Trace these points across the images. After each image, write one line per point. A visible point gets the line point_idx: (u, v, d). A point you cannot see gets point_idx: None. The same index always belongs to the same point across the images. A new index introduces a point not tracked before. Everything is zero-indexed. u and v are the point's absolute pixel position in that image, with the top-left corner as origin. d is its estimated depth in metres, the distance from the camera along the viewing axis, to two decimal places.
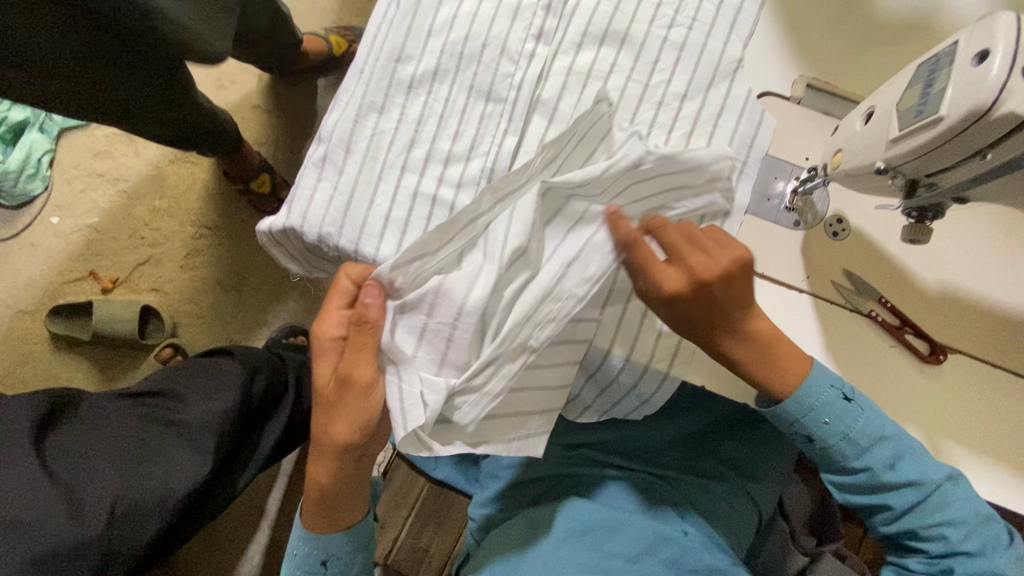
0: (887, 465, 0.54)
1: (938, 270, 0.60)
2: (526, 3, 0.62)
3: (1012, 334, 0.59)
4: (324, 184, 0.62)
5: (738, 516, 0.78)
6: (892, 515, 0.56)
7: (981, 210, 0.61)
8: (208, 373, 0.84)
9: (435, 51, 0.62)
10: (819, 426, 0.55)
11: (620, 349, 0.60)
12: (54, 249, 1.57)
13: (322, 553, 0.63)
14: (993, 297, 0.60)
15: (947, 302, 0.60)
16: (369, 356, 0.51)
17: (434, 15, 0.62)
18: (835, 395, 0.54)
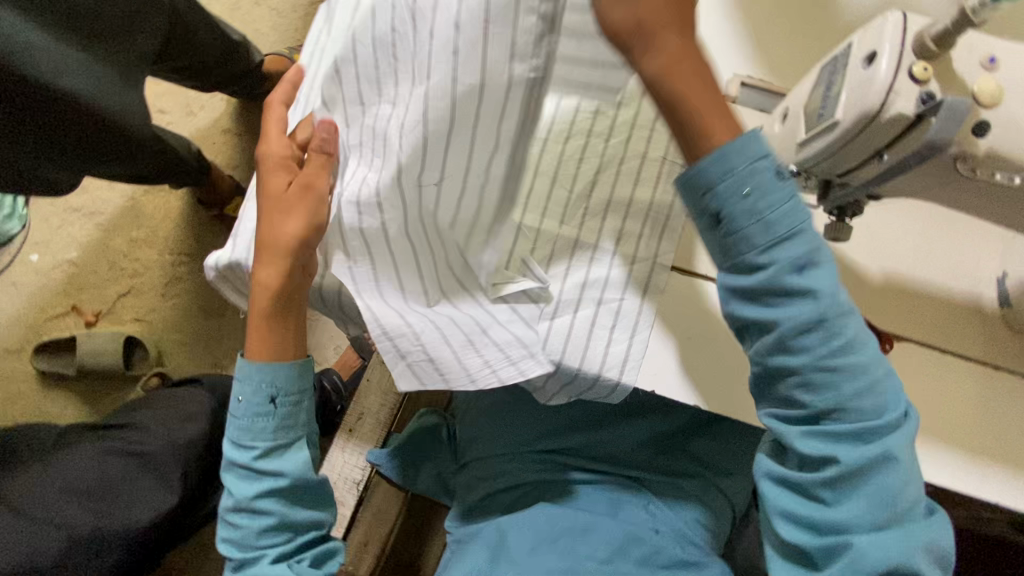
0: (795, 267, 0.42)
1: (881, 258, 0.61)
2: None
3: (955, 318, 0.60)
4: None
5: (712, 513, 0.78)
6: (777, 338, 0.43)
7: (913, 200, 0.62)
8: (173, 403, 0.87)
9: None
10: (735, 198, 0.41)
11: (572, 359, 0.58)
12: (36, 287, 1.58)
13: (270, 387, 0.58)
14: (934, 282, 0.60)
15: (892, 290, 0.60)
16: (329, 164, 0.54)
17: None
18: (770, 181, 0.41)
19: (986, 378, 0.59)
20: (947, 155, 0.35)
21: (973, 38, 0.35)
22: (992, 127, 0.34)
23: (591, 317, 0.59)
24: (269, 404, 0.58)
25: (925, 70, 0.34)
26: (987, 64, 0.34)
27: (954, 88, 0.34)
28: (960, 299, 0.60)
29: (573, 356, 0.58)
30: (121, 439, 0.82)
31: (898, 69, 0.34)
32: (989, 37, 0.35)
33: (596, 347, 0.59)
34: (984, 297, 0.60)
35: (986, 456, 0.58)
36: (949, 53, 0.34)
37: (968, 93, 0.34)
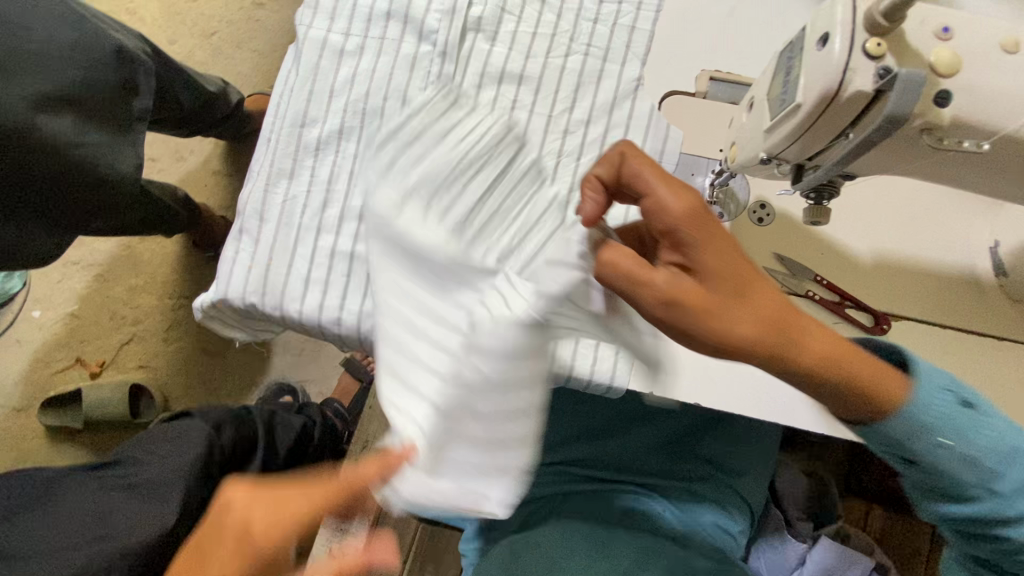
0: (991, 488, 0.43)
1: (868, 238, 0.60)
2: (423, 53, 0.65)
3: (950, 293, 0.59)
4: (242, 253, 0.62)
5: (729, 515, 0.77)
6: (1008, 547, 0.43)
7: (894, 178, 0.61)
8: (174, 431, 0.84)
9: (338, 111, 0.64)
10: (933, 450, 0.43)
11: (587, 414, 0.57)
12: (40, 342, 1.59)
13: None
14: (925, 257, 0.60)
15: (884, 269, 0.60)
16: (388, 545, 0.55)
17: (334, 77, 0.65)
18: (954, 403, 0.43)
19: (989, 351, 0.58)
20: (911, 128, 0.34)
21: (924, 10, 0.34)
22: (953, 96, 0.34)
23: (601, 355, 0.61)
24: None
25: (879, 45, 0.33)
26: (941, 34, 0.34)
27: (910, 60, 0.34)
28: (954, 274, 0.59)
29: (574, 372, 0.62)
30: (124, 471, 0.80)
31: (852, 47, 0.34)
32: (941, 8, 0.35)
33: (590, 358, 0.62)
34: (979, 269, 0.59)
35: None
36: (900, 28, 0.34)
37: (923, 64, 0.33)
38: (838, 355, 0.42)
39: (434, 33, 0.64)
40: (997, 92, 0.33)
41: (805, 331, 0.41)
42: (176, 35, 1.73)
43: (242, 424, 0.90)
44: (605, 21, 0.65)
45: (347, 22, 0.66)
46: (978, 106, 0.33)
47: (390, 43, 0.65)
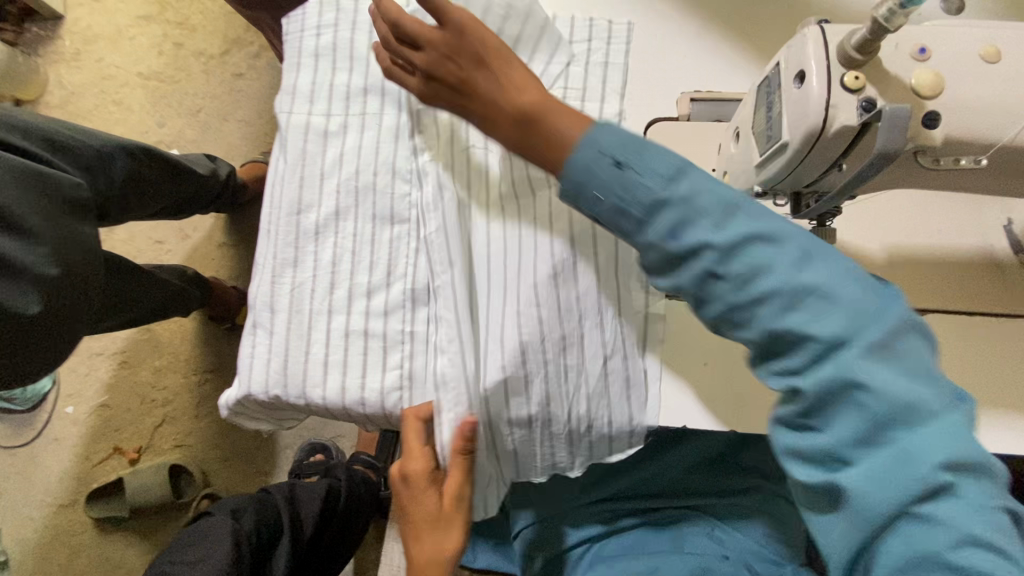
0: None
1: (877, 235, 0.59)
2: (405, 122, 0.66)
3: (971, 280, 0.58)
4: (258, 346, 0.63)
5: (783, 526, 0.75)
6: None
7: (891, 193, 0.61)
8: (202, 538, 0.83)
9: (332, 192, 0.65)
10: None
11: (616, 352, 0.57)
12: (78, 436, 1.62)
13: None
14: (939, 247, 0.59)
15: (899, 266, 0.59)
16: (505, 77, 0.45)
17: (322, 159, 0.66)
18: None
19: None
20: (906, 152, 0.34)
21: (897, 33, 0.34)
22: (943, 116, 0.33)
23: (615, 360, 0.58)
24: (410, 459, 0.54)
25: (857, 78, 0.33)
26: (918, 54, 0.33)
27: (891, 89, 0.33)
28: (973, 257, 0.58)
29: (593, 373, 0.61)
30: None
31: (831, 84, 0.34)
32: (915, 29, 0.34)
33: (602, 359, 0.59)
34: (996, 249, 0.58)
35: None
36: (876, 55, 0.33)
37: (905, 91, 0.33)
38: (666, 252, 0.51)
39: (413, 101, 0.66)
40: (984, 106, 0.33)
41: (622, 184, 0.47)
42: (165, 118, 1.77)
43: (263, 513, 0.92)
44: (578, 62, 0.66)
45: (327, 104, 0.68)
46: (970, 123, 0.33)
47: (373, 118, 0.67)
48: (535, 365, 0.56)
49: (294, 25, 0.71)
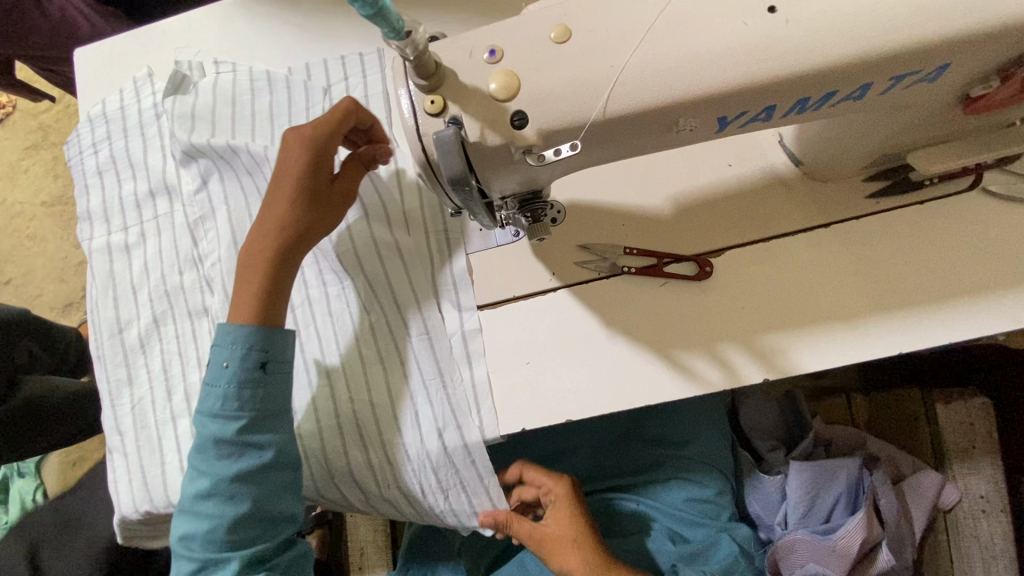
0: None
1: (660, 187, 0.58)
2: (195, 212, 0.66)
3: (761, 204, 0.57)
4: (119, 469, 0.65)
5: (697, 483, 0.75)
6: None
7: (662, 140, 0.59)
8: None
9: (147, 303, 0.66)
10: None
11: (447, 423, 0.59)
12: None
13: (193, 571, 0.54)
14: (722, 181, 0.58)
15: (687, 213, 0.58)
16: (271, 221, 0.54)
17: (130, 273, 0.67)
18: None
19: (820, 240, 0.56)
20: (512, 156, 0.33)
21: (468, 40, 0.33)
22: (528, 113, 0.32)
23: (432, 415, 0.60)
24: (257, 370, 0.55)
25: (434, 101, 0.32)
26: (488, 57, 0.32)
27: (471, 99, 0.32)
28: (756, 181, 0.57)
29: (427, 436, 0.60)
30: None
31: (415, 112, 0.33)
32: (487, 28, 0.33)
33: (426, 414, 0.60)
34: (778, 166, 0.57)
35: (863, 317, 0.54)
36: (442, 73, 0.32)
37: (483, 99, 0.32)
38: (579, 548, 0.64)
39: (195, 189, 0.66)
40: (563, 89, 0.32)
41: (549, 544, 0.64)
42: None
43: None
44: (341, 104, 0.65)
45: (121, 218, 0.68)
46: (553, 113, 0.32)
47: (166, 219, 0.67)
48: (374, 440, 0.61)
49: (72, 148, 0.71)
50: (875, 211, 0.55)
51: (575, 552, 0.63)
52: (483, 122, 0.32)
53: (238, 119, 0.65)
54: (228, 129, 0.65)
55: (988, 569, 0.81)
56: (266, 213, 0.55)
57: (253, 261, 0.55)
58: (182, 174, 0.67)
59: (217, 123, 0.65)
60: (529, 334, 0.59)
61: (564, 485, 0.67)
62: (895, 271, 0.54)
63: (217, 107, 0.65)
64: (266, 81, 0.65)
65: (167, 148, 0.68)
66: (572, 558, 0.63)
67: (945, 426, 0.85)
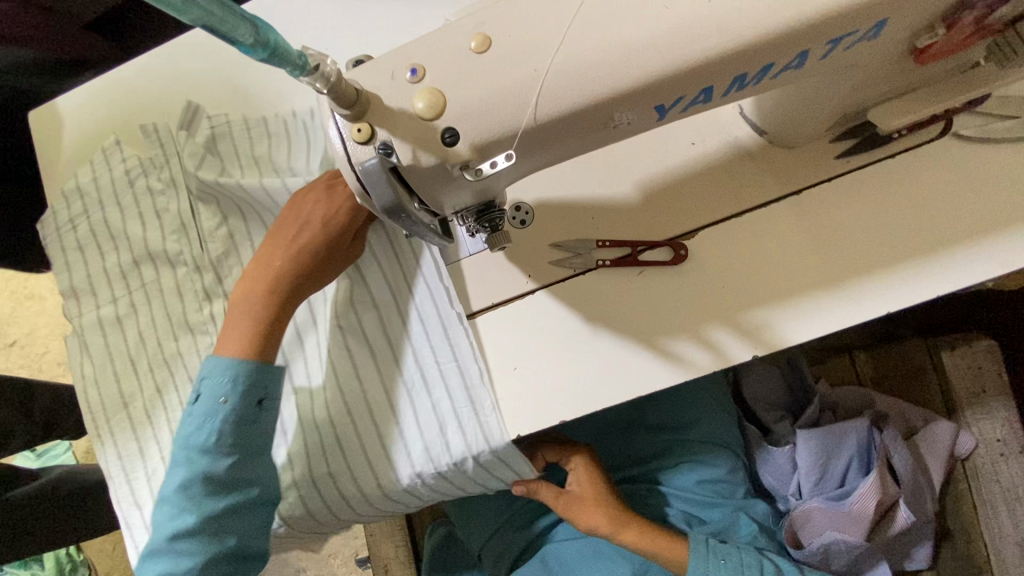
0: None
1: (625, 174, 0.57)
2: (183, 275, 0.67)
3: (729, 177, 0.56)
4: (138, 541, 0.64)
5: (709, 464, 0.74)
6: None
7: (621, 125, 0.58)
8: None
9: (149, 380, 0.66)
10: None
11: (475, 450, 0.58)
12: None
13: None
14: (687, 160, 0.56)
15: (654, 198, 0.57)
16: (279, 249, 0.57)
17: (125, 343, 0.67)
18: None
19: (794, 209, 0.54)
20: (449, 174, 0.33)
21: (388, 63, 0.32)
22: (458, 129, 0.31)
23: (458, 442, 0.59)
24: (254, 409, 0.55)
25: (361, 130, 0.31)
26: (410, 77, 0.31)
27: (398, 123, 0.31)
28: (720, 157, 0.56)
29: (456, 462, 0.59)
30: None
31: (345, 144, 0.32)
32: (407, 48, 0.32)
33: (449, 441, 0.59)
34: (742, 138, 0.56)
35: (847, 281, 0.53)
36: (364, 99, 0.31)
37: (410, 122, 0.31)
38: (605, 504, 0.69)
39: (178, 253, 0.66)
40: (489, 99, 0.31)
41: (575, 501, 0.69)
42: None
43: None
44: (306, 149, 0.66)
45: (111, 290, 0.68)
46: (482, 125, 0.31)
47: (154, 285, 0.67)
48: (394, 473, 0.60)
49: (45, 223, 0.69)
50: (845, 171, 0.54)
51: (597, 510, 0.68)
52: (414, 142, 0.32)
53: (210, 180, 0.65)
54: (206, 188, 0.64)
55: (1013, 511, 0.79)
56: (262, 262, 0.58)
57: (257, 292, 0.57)
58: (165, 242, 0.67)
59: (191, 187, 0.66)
60: (513, 340, 0.58)
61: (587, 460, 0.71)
62: (874, 229, 0.53)
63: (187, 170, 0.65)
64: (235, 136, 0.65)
65: (148, 215, 0.67)
66: (594, 516, 0.68)
67: (952, 374, 0.83)
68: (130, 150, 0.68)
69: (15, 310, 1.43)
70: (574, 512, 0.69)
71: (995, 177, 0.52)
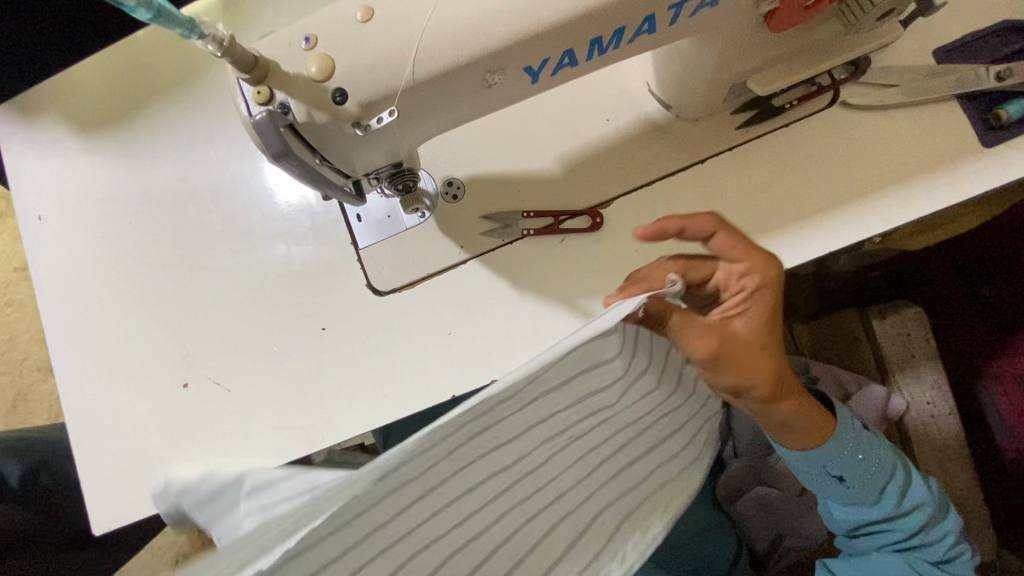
0: None
1: (546, 150, 0.62)
2: (137, 238, 0.68)
3: (643, 149, 0.60)
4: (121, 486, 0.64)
5: None
6: None
7: (542, 103, 0.63)
8: None
9: (149, 392, 0.65)
10: None
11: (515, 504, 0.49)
12: None
13: None
14: (605, 134, 0.61)
15: (573, 170, 0.61)
16: None
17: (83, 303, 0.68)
18: None
19: (701, 176, 0.59)
20: (346, 130, 0.37)
21: (287, 32, 0.36)
22: (347, 88, 0.35)
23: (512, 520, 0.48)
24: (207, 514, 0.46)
25: (260, 92, 0.35)
26: (305, 45, 0.36)
27: (293, 84, 0.36)
28: (633, 130, 0.60)
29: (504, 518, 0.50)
30: None
31: (247, 105, 0.36)
32: (304, 19, 0.37)
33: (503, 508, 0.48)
34: (653, 113, 0.60)
35: (748, 241, 0.57)
36: (263, 64, 0.35)
37: (303, 86, 0.35)
38: (767, 340, 0.47)
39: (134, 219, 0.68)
40: (376, 58, 0.35)
41: (748, 333, 0.46)
42: None
43: None
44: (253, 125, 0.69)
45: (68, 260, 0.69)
46: (366, 84, 0.35)
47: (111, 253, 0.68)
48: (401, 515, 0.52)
49: (23, 223, 0.69)
50: (745, 141, 0.59)
51: (770, 354, 0.47)
52: (309, 102, 0.36)
53: (169, 156, 0.69)
54: (170, 167, 0.69)
55: (942, 469, 0.84)
56: None
57: None
58: (147, 246, 0.68)
59: (152, 163, 0.69)
60: (448, 306, 0.62)
61: (773, 265, 0.47)
62: (771, 193, 0.57)
63: (150, 147, 0.69)
64: (190, 117, 0.69)
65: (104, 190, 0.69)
66: (770, 363, 0.46)
67: (883, 340, 0.88)
68: (107, 154, 0.69)
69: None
70: (738, 359, 0.45)
71: (878, 142, 0.57)
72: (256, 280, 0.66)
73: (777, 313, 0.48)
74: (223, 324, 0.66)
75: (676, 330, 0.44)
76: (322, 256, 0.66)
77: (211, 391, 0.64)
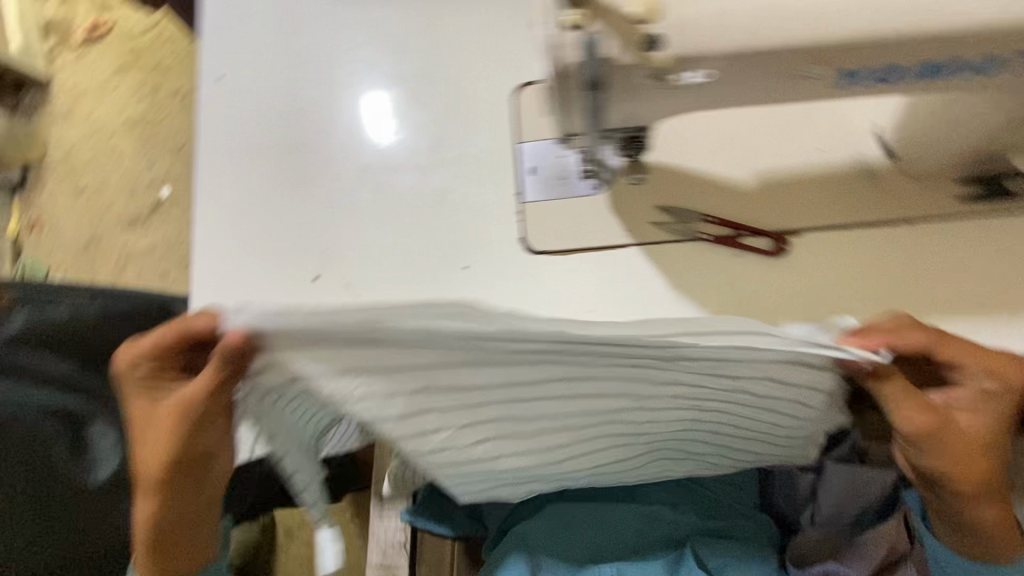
0: None
1: (745, 162, 0.59)
2: (301, 115, 0.72)
3: (849, 190, 0.57)
4: None
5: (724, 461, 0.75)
6: None
7: (754, 111, 0.60)
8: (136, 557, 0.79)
9: (277, 268, 0.68)
10: None
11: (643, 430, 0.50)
12: None
13: None
14: (813, 164, 0.58)
15: (769, 190, 0.58)
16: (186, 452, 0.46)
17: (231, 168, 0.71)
18: None
19: (902, 236, 0.56)
20: (643, 80, 0.36)
21: None
22: (670, 39, 0.35)
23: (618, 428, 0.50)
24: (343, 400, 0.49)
25: (575, 16, 0.34)
26: None
27: (612, 18, 0.34)
28: (846, 169, 0.57)
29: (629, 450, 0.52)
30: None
31: (553, 26, 0.35)
32: None
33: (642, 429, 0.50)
34: (871, 158, 0.57)
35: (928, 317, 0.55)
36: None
37: (620, 23, 0.34)
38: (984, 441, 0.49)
39: (306, 100, 0.72)
40: (711, 19, 0.34)
41: (966, 429, 0.50)
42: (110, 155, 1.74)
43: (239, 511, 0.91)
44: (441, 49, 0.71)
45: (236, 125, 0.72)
46: (688, 40, 0.34)
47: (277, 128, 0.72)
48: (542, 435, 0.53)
49: (205, 81, 0.74)
50: (959, 215, 0.56)
51: (982, 456, 0.50)
52: (625, 41, 0.35)
53: (352, 53, 0.72)
54: (356, 64, 0.72)
55: None
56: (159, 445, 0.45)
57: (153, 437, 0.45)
58: (312, 140, 0.71)
59: (336, 55, 0.72)
60: (597, 283, 0.61)
61: (1020, 376, 0.49)
62: (965, 276, 0.55)
63: (336, 38, 0.73)
64: (383, 22, 0.72)
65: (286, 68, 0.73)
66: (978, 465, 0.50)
67: None
68: (296, 42, 0.73)
69: (93, 159, 1.48)
70: (948, 447, 0.49)
71: None
72: (403, 201, 0.67)
73: (1007, 425, 0.50)
74: (364, 223, 0.68)
75: (892, 399, 0.48)
76: (481, 196, 0.66)
77: (337, 288, 0.66)
